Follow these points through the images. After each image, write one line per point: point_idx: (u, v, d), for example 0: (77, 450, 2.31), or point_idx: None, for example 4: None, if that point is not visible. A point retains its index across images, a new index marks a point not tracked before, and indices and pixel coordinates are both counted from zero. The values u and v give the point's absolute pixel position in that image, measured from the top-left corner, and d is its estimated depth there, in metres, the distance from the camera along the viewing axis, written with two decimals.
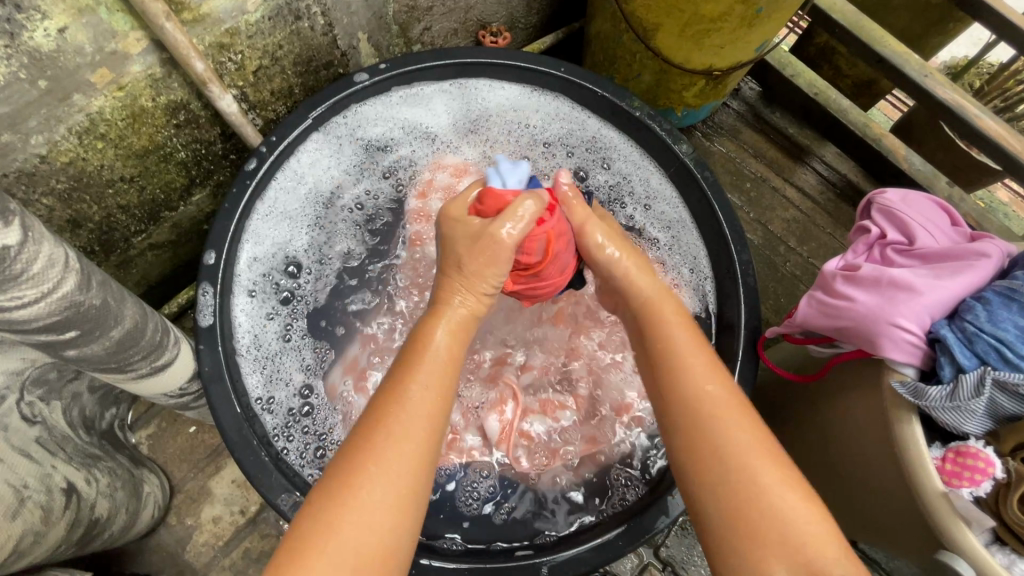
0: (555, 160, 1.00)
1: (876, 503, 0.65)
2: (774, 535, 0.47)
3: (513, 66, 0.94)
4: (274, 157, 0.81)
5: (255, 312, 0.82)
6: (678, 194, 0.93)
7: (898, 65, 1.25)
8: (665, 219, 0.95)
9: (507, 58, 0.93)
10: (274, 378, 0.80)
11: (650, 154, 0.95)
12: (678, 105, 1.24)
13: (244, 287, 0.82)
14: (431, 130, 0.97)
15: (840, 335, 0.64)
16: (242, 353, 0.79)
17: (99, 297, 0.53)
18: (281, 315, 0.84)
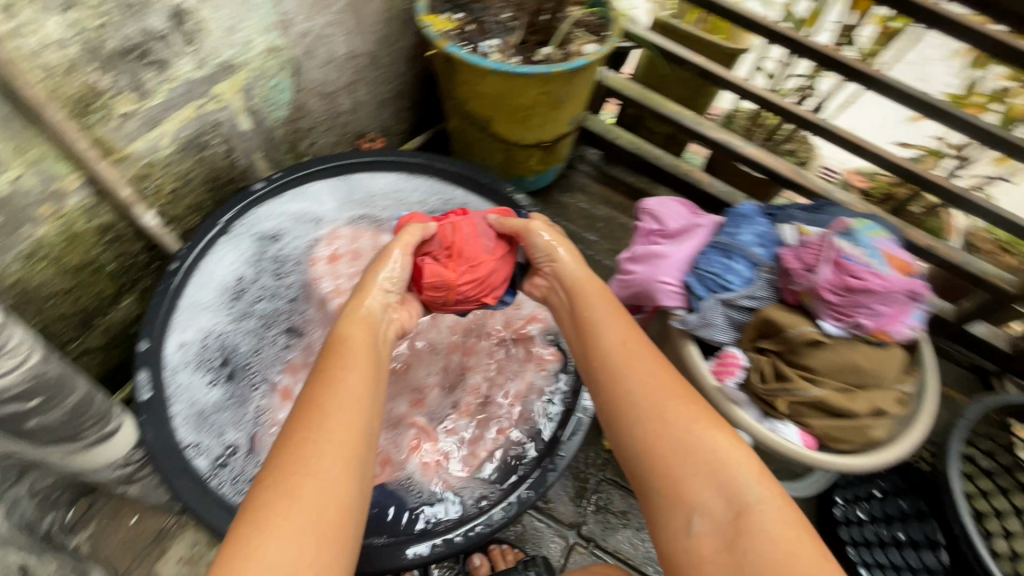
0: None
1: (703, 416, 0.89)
2: (697, 458, 0.64)
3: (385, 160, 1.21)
4: (188, 259, 1.00)
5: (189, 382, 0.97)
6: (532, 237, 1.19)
7: (679, 121, 1.69)
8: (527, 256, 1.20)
9: (378, 156, 1.21)
10: (209, 428, 0.95)
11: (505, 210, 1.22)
12: (529, 172, 1.57)
13: (176, 366, 0.96)
14: (319, 217, 1.19)
15: (638, 299, 0.90)
16: (179, 415, 0.92)
17: (58, 368, 0.67)
18: (211, 382, 0.99)
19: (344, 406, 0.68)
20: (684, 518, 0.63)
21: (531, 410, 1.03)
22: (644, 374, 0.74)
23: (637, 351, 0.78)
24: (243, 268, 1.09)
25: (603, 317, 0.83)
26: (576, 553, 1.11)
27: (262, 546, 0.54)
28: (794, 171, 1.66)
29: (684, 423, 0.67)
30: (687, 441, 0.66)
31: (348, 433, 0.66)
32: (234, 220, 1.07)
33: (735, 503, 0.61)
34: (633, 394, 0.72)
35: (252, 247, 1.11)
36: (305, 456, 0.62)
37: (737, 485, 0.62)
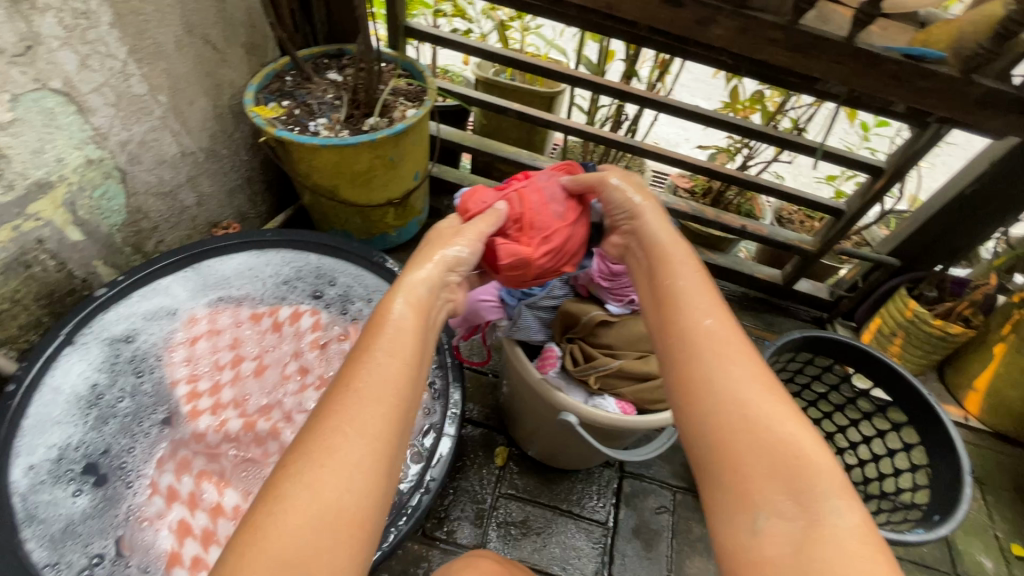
0: (294, 293, 1.29)
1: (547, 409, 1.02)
2: (766, 445, 0.56)
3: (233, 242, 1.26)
4: (27, 378, 0.98)
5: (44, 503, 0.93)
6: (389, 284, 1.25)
7: (518, 159, 1.91)
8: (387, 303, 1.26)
9: (225, 240, 1.25)
10: (71, 545, 0.91)
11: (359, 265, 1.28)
12: (389, 227, 1.70)
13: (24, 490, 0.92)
14: (174, 309, 1.20)
15: (470, 320, 1.06)
16: (31, 538, 0.88)
17: None
18: (70, 497, 0.95)
19: (374, 396, 0.58)
20: (749, 510, 0.54)
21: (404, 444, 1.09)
22: (725, 349, 0.63)
23: (723, 318, 0.68)
24: (95, 375, 1.07)
25: (689, 280, 0.71)
26: None
27: (272, 550, 0.49)
28: None
29: (762, 407, 0.58)
30: (764, 430, 0.57)
31: (386, 436, 0.57)
32: (76, 330, 1.06)
33: (807, 506, 0.52)
34: (713, 370, 0.62)
35: (104, 351, 1.09)
36: (333, 450, 0.54)
37: (817, 490, 0.53)
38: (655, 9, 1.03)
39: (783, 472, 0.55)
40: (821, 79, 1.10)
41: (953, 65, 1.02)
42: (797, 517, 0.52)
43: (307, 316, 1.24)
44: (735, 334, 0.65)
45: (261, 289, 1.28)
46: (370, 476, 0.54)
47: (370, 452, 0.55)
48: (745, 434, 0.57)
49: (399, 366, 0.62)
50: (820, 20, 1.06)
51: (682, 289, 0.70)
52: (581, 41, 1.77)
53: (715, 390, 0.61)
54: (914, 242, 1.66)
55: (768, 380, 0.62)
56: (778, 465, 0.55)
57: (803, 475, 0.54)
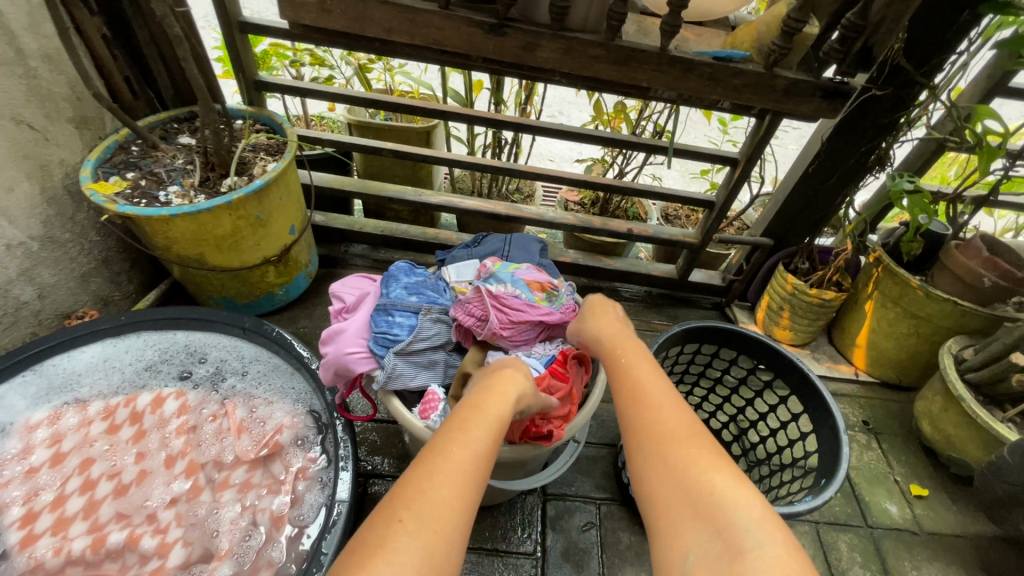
0: (157, 378, 1.19)
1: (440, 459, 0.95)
2: (704, 494, 0.66)
3: (78, 335, 1.13)
4: None
5: None
6: (268, 350, 1.17)
7: (404, 197, 1.89)
8: (265, 371, 1.19)
9: (69, 334, 1.12)
10: None
11: (231, 336, 1.19)
12: (274, 285, 1.62)
13: None
14: (9, 421, 1.06)
15: (341, 376, 0.97)
16: None
17: None
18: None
19: (451, 482, 0.61)
20: (679, 556, 0.63)
21: (293, 522, 1.01)
22: (672, 421, 0.77)
23: (675, 401, 0.81)
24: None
25: (642, 369, 0.88)
26: None
27: None
28: (510, 207, 1.95)
29: (695, 461, 0.70)
30: (702, 482, 0.67)
31: (449, 516, 0.58)
32: None
33: (729, 542, 0.61)
34: (667, 438, 0.74)
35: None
36: (391, 538, 0.54)
37: (737, 524, 0.62)
38: (481, 42, 1.07)
39: (704, 515, 0.64)
40: (651, 88, 1.17)
41: (757, 61, 1.13)
42: (722, 556, 0.60)
43: (174, 400, 1.14)
44: (679, 411, 0.79)
45: (115, 383, 1.18)
46: (432, 553, 0.54)
47: (436, 532, 0.56)
48: (685, 491, 0.68)
49: (473, 459, 0.65)
50: (637, 34, 1.13)
51: (637, 377, 0.86)
52: (444, 75, 1.80)
53: (669, 453, 0.72)
54: (780, 221, 1.79)
55: (710, 446, 0.73)
56: (700, 510, 0.65)
57: (725, 513, 0.63)
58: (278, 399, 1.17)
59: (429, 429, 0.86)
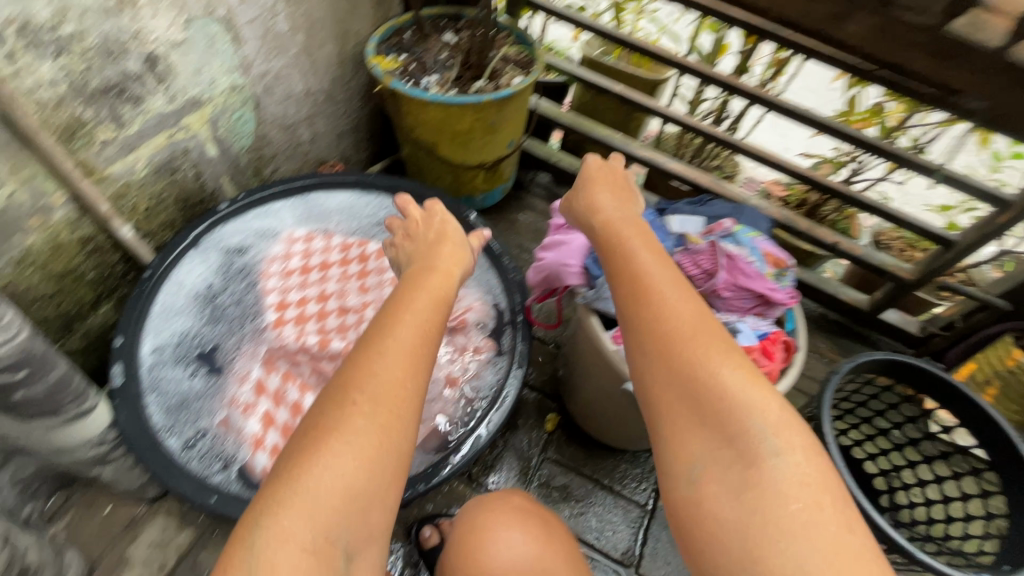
0: (381, 232, 1.39)
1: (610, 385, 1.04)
2: (718, 399, 0.70)
3: (339, 180, 1.36)
4: (158, 271, 1.12)
5: (168, 373, 1.08)
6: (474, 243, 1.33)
7: (610, 142, 1.91)
8: (470, 260, 1.33)
9: (333, 178, 1.36)
10: (181, 416, 1.05)
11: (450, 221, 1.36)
12: (476, 190, 1.76)
13: (147, 364, 1.06)
14: (278, 230, 1.31)
15: (550, 283, 1.07)
16: (151, 400, 1.03)
17: (43, 345, 0.80)
18: (188, 376, 1.10)
19: (398, 362, 0.70)
20: (688, 463, 0.70)
21: (466, 392, 1.17)
22: (676, 324, 0.77)
23: (688, 306, 0.78)
24: (212, 278, 1.21)
25: (647, 260, 0.87)
26: None
27: (322, 471, 0.60)
28: (712, 182, 1.87)
29: (708, 361, 0.73)
30: (718, 398, 0.70)
31: (393, 390, 0.67)
32: (202, 235, 1.20)
33: (745, 454, 0.66)
34: (683, 343, 0.75)
35: (216, 256, 1.22)
36: (345, 422, 0.63)
37: (760, 442, 0.66)
38: None
39: (715, 421, 0.69)
40: (962, 91, 1.02)
41: None
42: (737, 464, 0.66)
43: (394, 255, 1.34)
44: (691, 316, 0.77)
45: (352, 225, 1.39)
46: (387, 428, 0.65)
47: (384, 408, 0.66)
48: (705, 406, 0.70)
49: (415, 334, 0.75)
50: (975, 26, 0.97)
51: (651, 281, 0.83)
52: (698, 28, 1.72)
53: (676, 355, 0.75)
54: None
55: (723, 346, 0.74)
56: (710, 418, 0.70)
57: (748, 430, 0.67)
58: (476, 284, 1.30)
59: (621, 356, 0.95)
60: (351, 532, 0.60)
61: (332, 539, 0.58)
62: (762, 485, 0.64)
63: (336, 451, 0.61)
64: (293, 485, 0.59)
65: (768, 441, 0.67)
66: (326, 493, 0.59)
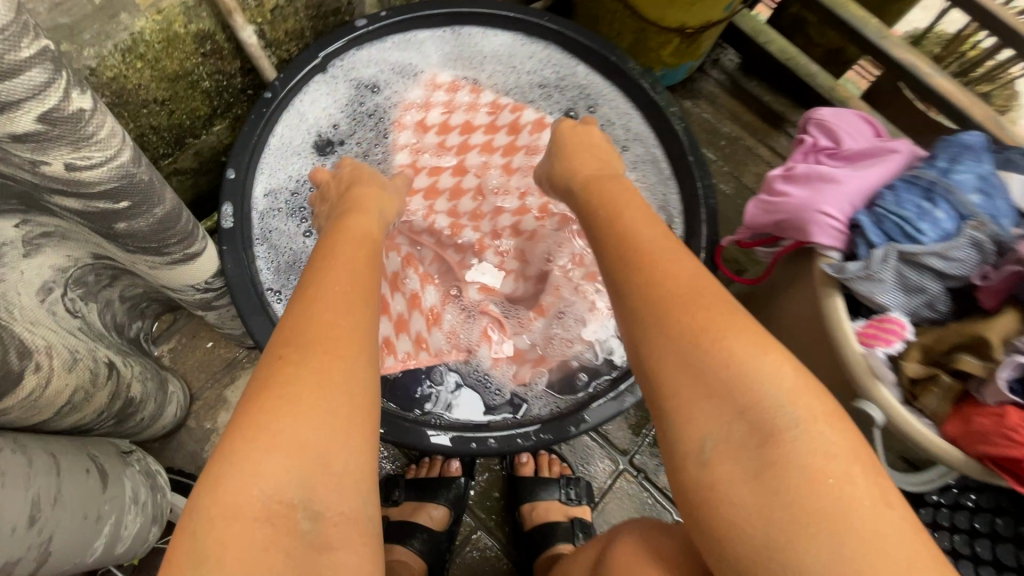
0: (541, 98, 1.09)
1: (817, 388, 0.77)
2: (722, 358, 0.49)
3: (504, 14, 1.01)
4: (281, 97, 0.90)
5: (282, 224, 0.95)
6: (658, 140, 1.03)
7: (859, 28, 1.35)
8: (642, 163, 1.05)
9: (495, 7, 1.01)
10: (293, 277, 0.94)
11: (634, 103, 1.04)
12: (656, 65, 1.34)
13: (258, 211, 0.92)
14: (418, 69, 1.05)
15: (777, 229, 0.74)
16: (259, 251, 0.90)
17: (148, 174, 0.63)
18: (302, 231, 0.97)
19: (325, 305, 0.55)
20: (694, 444, 0.48)
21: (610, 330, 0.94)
22: (655, 286, 0.55)
23: (671, 263, 0.57)
24: (338, 117, 1.01)
25: (635, 219, 0.64)
26: (624, 480, 1.08)
27: (264, 452, 0.45)
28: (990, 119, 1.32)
29: (711, 317, 0.51)
30: (710, 364, 0.49)
31: (336, 333, 0.53)
32: (329, 59, 0.94)
33: (760, 426, 0.46)
34: (678, 303, 0.53)
35: (344, 88, 1.00)
36: (280, 376, 0.49)
37: (770, 410, 0.46)
38: None
39: (726, 389, 0.48)
40: None
41: None
42: (752, 441, 0.46)
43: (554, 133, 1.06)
44: (672, 268, 0.57)
45: (509, 79, 1.08)
46: (324, 373, 0.49)
47: (324, 359, 0.51)
48: (692, 376, 0.49)
49: (348, 272, 0.61)
50: None
51: (628, 243, 0.61)
52: None
53: (673, 308, 0.52)
54: None
55: (692, 296, 0.53)
56: (716, 386, 0.48)
57: (696, 428, 0.48)
58: (645, 196, 1.03)
59: (867, 363, 0.66)
60: (319, 489, 0.45)
61: (291, 497, 0.44)
62: (784, 459, 0.44)
63: (278, 409, 0.47)
64: (254, 427, 0.46)
65: (763, 419, 0.46)
66: (283, 448, 0.45)
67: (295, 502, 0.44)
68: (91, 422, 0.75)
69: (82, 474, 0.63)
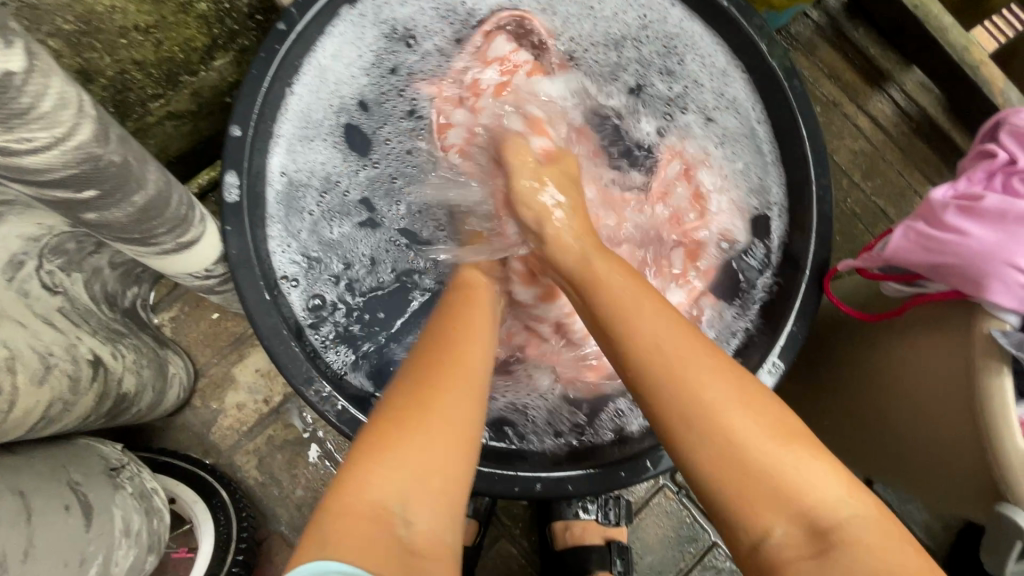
0: (618, 49, 0.88)
1: (934, 464, 0.63)
2: (763, 450, 0.44)
3: None
4: (295, 33, 0.73)
5: (297, 218, 0.77)
6: (762, 111, 0.82)
7: None
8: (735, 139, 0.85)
9: None
10: (316, 279, 0.77)
11: (735, 58, 0.82)
12: (760, 6, 1.06)
13: (274, 202, 0.75)
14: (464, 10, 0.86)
15: (933, 273, 0.57)
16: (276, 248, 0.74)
17: (119, 154, 0.46)
18: (328, 227, 0.79)
19: (457, 371, 0.51)
20: (757, 533, 0.43)
21: None
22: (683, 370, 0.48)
23: (687, 345, 0.50)
24: (367, 79, 0.82)
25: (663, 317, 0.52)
26: (664, 497, 0.98)
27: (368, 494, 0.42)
28: None
29: (744, 405, 0.46)
30: (753, 465, 0.44)
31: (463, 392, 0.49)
32: None
33: (812, 510, 0.43)
34: (704, 388, 0.47)
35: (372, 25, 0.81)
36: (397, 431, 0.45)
37: (824, 502, 0.43)
38: None
39: (780, 480, 0.43)
40: None
41: None
42: (812, 531, 0.42)
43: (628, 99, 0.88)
44: (678, 340, 0.50)
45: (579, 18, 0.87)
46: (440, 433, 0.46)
47: (449, 418, 0.47)
48: (729, 476, 0.44)
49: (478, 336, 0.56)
50: None
51: (628, 318, 0.52)
52: None
53: (703, 398, 0.47)
54: None
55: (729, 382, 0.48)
56: (766, 479, 0.43)
57: (756, 517, 0.43)
58: (735, 184, 0.85)
59: None
60: (419, 502, 0.43)
61: (392, 502, 0.42)
62: (845, 547, 0.41)
63: (401, 423, 0.45)
64: (376, 438, 0.45)
65: (814, 503, 0.43)
66: (395, 462, 0.43)
67: (393, 509, 0.42)
68: (75, 429, 0.64)
69: (61, 515, 0.53)
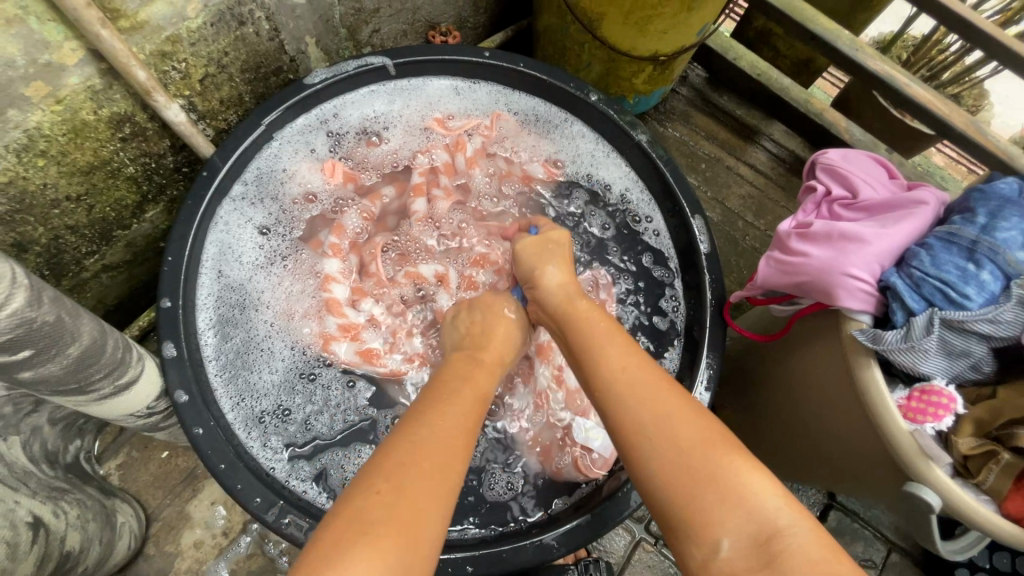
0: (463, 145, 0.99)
1: (853, 463, 0.69)
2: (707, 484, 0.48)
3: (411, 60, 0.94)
4: (207, 198, 0.80)
5: (277, 377, 0.83)
6: (624, 162, 0.96)
7: None
8: (614, 196, 0.98)
9: (439, 53, 0.94)
10: (283, 427, 0.80)
11: (589, 123, 0.97)
12: (629, 93, 1.23)
13: (217, 369, 0.79)
14: (333, 130, 0.95)
15: (798, 291, 0.67)
16: (224, 398, 0.78)
17: (52, 313, 0.51)
18: (290, 366, 0.84)
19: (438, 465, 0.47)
20: (709, 546, 0.46)
21: None
22: (643, 405, 0.54)
23: (619, 356, 0.60)
24: (271, 239, 0.89)
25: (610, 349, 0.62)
26: (642, 551, 0.98)
27: None
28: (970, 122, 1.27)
29: (695, 445, 0.50)
30: (708, 479, 0.48)
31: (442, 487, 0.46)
32: (239, 170, 0.84)
33: (759, 522, 0.46)
34: (642, 421, 0.53)
35: (263, 209, 0.89)
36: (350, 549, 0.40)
37: (768, 512, 0.46)
38: None
39: (715, 497, 0.47)
40: None
41: None
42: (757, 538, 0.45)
43: (487, 170, 1.01)
44: (619, 354, 0.61)
45: (408, 131, 0.99)
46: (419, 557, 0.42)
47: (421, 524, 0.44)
48: (688, 486, 0.48)
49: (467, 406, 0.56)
50: None
51: (588, 350, 0.63)
52: None
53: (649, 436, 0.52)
54: None
55: (692, 407, 0.54)
56: (700, 495, 0.48)
57: (711, 525, 0.46)
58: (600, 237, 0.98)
59: (917, 443, 0.58)
60: None
61: None
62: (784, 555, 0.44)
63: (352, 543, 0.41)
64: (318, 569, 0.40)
65: (760, 512, 0.46)
66: None
67: None
68: None
69: None
